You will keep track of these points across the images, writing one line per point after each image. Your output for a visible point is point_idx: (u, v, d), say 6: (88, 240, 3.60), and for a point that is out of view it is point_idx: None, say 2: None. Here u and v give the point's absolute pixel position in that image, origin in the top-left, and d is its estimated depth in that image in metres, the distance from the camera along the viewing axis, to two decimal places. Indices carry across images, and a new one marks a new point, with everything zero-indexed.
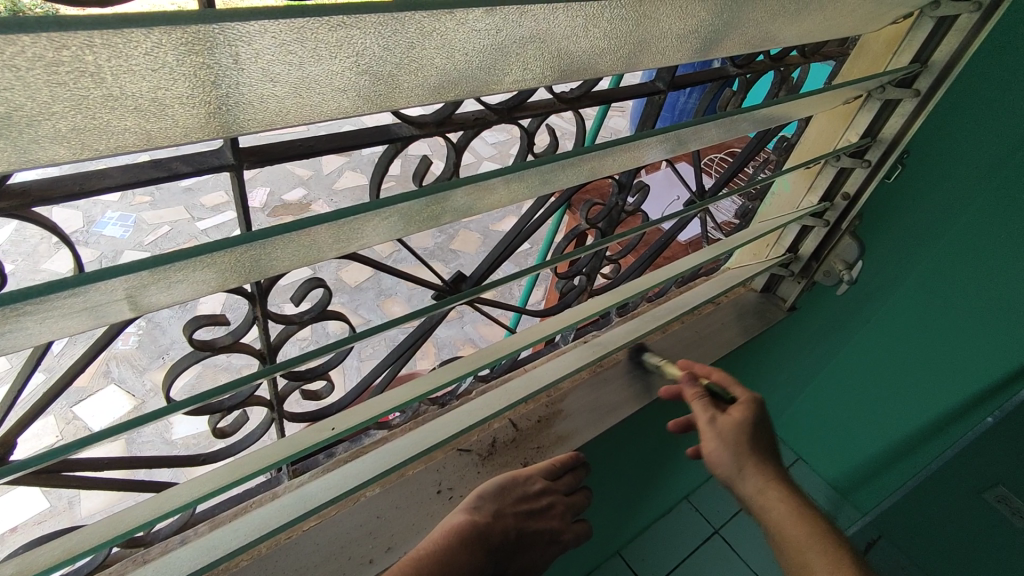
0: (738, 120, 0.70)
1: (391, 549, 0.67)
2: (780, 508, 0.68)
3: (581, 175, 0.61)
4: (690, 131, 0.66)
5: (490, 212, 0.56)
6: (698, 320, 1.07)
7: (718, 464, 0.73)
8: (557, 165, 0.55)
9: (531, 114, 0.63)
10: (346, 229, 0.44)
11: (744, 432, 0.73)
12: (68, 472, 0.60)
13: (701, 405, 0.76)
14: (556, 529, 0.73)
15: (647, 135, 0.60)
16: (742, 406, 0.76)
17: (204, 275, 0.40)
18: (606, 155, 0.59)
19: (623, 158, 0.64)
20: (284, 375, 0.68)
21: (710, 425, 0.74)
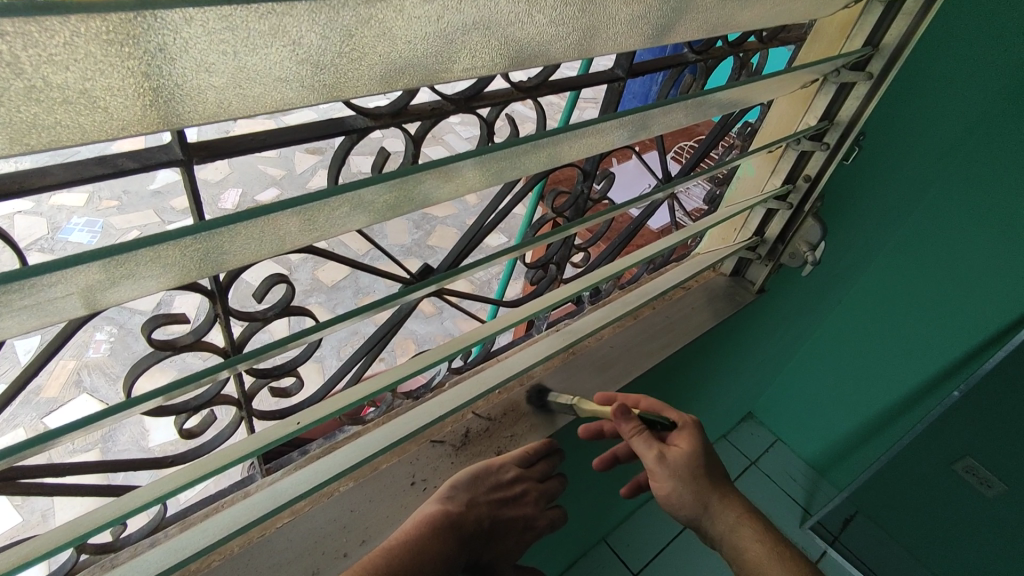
0: (698, 103, 0.71)
1: (366, 541, 0.67)
2: (755, 544, 0.71)
3: (543, 163, 0.62)
4: (650, 115, 0.67)
5: (451, 201, 0.56)
6: (669, 306, 1.08)
7: (678, 500, 0.74)
8: (515, 151, 0.55)
9: (489, 104, 0.63)
10: (303, 217, 0.44)
11: (693, 463, 0.74)
12: (25, 480, 0.59)
13: (644, 444, 0.75)
14: (530, 516, 0.73)
15: (605, 119, 0.60)
16: (685, 433, 0.77)
17: (154, 269, 0.39)
18: (566, 140, 0.60)
19: (585, 143, 0.64)
20: (250, 373, 0.67)
21: (663, 465, 0.74)
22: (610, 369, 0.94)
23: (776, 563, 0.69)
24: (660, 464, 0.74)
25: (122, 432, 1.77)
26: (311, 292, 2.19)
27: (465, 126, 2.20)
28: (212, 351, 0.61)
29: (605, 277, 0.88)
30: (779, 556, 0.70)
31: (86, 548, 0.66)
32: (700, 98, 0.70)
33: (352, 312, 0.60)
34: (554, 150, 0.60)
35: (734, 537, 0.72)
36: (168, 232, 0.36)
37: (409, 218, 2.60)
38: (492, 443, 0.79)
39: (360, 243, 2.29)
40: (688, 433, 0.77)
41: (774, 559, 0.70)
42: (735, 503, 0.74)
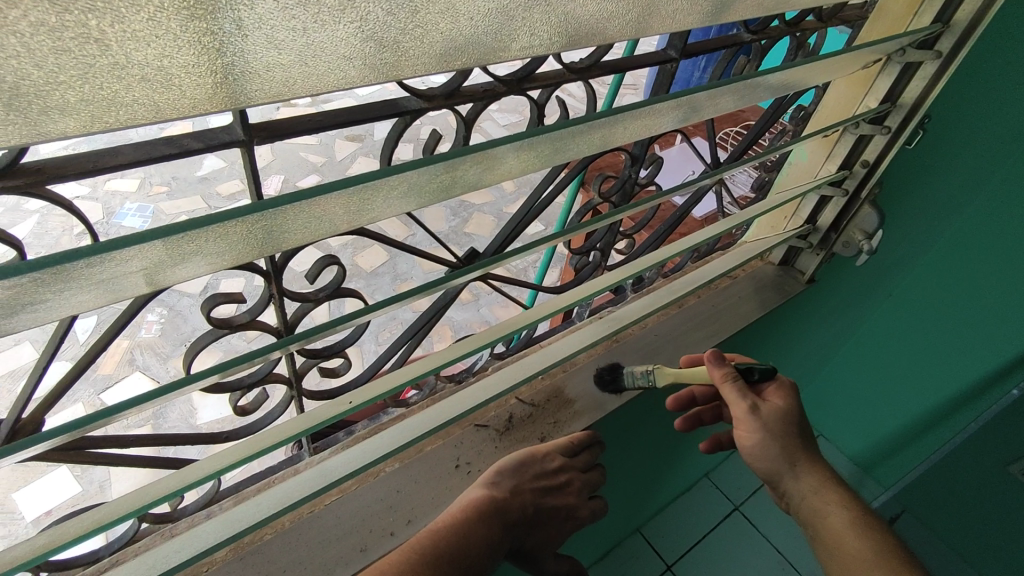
0: (753, 83, 0.68)
1: (411, 522, 0.68)
2: (837, 511, 0.71)
3: (594, 145, 0.61)
4: (703, 97, 0.65)
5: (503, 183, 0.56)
6: (714, 294, 1.06)
7: (762, 455, 0.75)
8: (568, 133, 0.54)
9: (540, 85, 0.62)
10: (357, 199, 0.44)
11: (785, 419, 0.75)
12: (91, 451, 0.62)
13: (738, 393, 0.74)
14: (571, 506, 0.73)
15: (659, 99, 0.58)
16: (778, 390, 0.77)
17: (217, 247, 0.40)
18: (620, 121, 0.58)
19: (638, 125, 0.63)
20: (301, 352, 0.69)
21: (755, 417, 0.73)
22: (653, 357, 0.93)
23: (857, 539, 0.68)
24: (752, 415, 0.74)
25: (172, 411, 1.84)
26: (351, 277, 2.22)
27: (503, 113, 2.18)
28: (266, 330, 0.62)
29: (651, 264, 0.87)
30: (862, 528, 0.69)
31: (147, 518, 0.69)
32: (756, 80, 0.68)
33: (400, 293, 0.60)
34: (608, 131, 0.59)
35: (814, 500, 0.72)
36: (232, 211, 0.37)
37: (447, 205, 2.61)
38: (535, 429, 0.79)
39: (399, 230, 2.32)
40: (782, 390, 0.78)
41: (854, 533, 0.69)
42: (818, 467, 0.74)
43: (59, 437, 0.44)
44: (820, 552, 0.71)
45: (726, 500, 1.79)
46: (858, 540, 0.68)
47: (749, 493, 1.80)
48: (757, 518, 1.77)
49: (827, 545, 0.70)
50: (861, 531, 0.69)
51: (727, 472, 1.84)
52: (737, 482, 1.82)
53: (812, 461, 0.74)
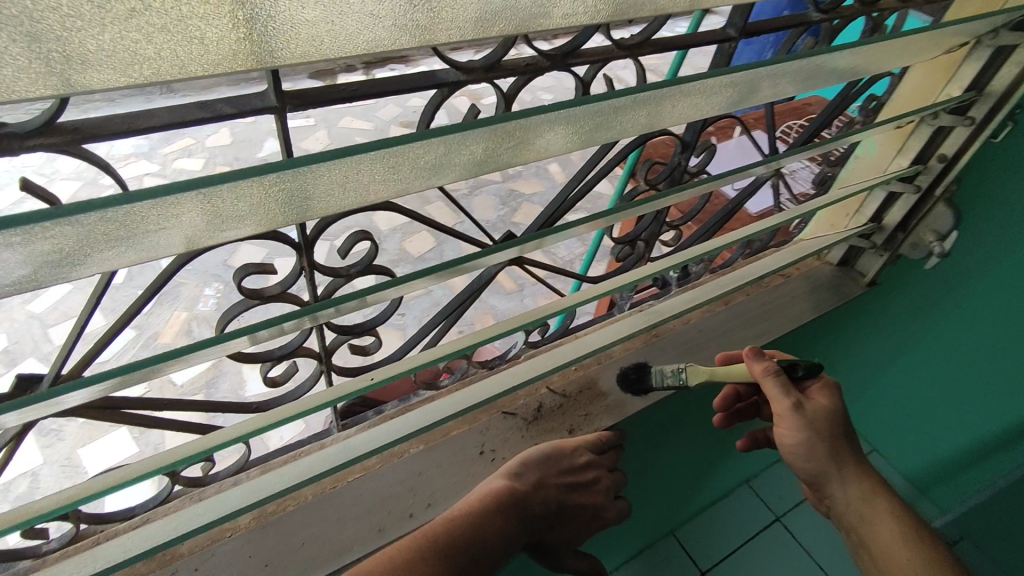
0: (820, 65, 0.63)
1: (431, 505, 0.67)
2: (887, 522, 0.67)
3: (642, 125, 0.57)
4: (763, 77, 0.60)
5: (542, 160, 0.53)
6: (764, 293, 1.00)
7: (807, 456, 0.69)
8: (613, 108, 0.51)
9: (587, 62, 0.59)
10: (384, 168, 0.42)
11: (830, 419, 0.69)
12: (127, 410, 0.63)
13: (782, 390, 0.69)
14: (596, 504, 0.70)
15: (714, 78, 0.54)
16: (823, 388, 0.72)
17: (241, 211, 0.39)
18: (670, 98, 0.55)
19: (690, 104, 0.59)
20: (332, 328, 0.68)
21: (800, 417, 0.68)
22: (694, 354, 0.88)
23: (908, 547, 0.65)
24: (797, 414, 0.68)
25: (223, 381, 1.89)
26: (398, 261, 2.24)
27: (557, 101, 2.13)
28: (297, 303, 0.62)
29: (697, 255, 0.82)
30: (911, 534, 0.66)
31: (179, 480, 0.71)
32: (824, 61, 0.62)
33: (429, 269, 0.59)
34: (656, 107, 0.55)
35: (863, 507, 0.68)
36: (253, 171, 0.36)
37: (496, 193, 2.59)
38: (565, 420, 0.77)
39: (447, 216, 2.32)
40: (826, 387, 0.72)
41: (905, 545, 0.65)
42: (867, 473, 0.70)
43: (86, 393, 0.45)
44: (861, 556, 0.68)
45: (766, 509, 1.72)
46: (909, 555, 0.64)
47: (793, 504, 1.72)
48: (799, 531, 1.69)
49: (874, 558, 0.67)
50: (913, 543, 0.65)
51: (770, 481, 1.77)
52: (780, 491, 1.74)
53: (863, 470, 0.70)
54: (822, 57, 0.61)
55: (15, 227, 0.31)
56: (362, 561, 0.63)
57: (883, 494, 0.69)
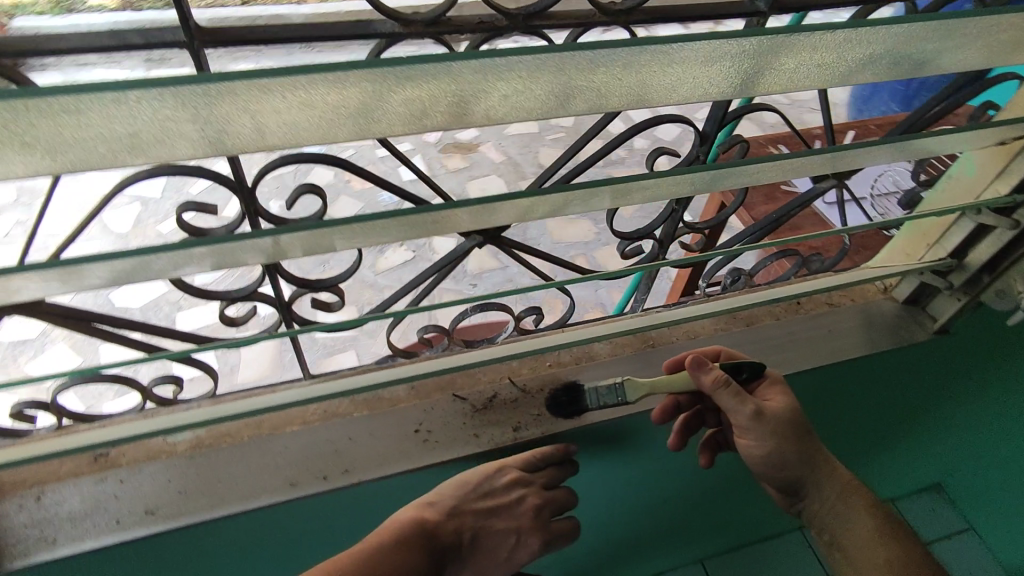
0: (867, 50, 0.50)
1: (348, 472, 0.66)
2: (857, 518, 0.64)
3: (622, 95, 0.48)
4: (780, 61, 0.49)
5: (475, 127, 0.48)
6: (800, 321, 0.87)
7: (774, 464, 0.65)
8: (576, 66, 0.43)
9: (560, 24, 0.51)
10: (254, 119, 0.40)
11: (792, 420, 0.64)
12: (99, 325, 0.68)
13: (736, 400, 0.62)
14: (521, 525, 0.67)
15: (708, 43, 0.44)
16: (776, 386, 0.66)
17: (93, 146, 0.38)
18: (637, 75, 0.46)
19: (687, 80, 0.49)
20: (290, 279, 0.68)
21: (762, 426, 0.62)
22: None
23: (887, 543, 0.63)
24: (756, 422, 0.62)
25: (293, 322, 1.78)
26: None
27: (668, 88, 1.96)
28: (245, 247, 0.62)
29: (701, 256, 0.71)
30: (891, 531, 0.64)
31: (151, 398, 0.76)
32: (868, 52, 0.50)
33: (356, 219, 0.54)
34: (621, 82, 0.46)
35: (836, 506, 0.65)
36: (90, 97, 0.34)
37: None
38: (517, 415, 0.72)
39: None
40: (780, 385, 0.66)
41: (878, 545, 0.63)
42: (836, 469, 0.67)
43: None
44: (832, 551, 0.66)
45: None
46: (880, 552, 0.63)
47: None
48: None
49: (842, 552, 0.65)
50: (886, 538, 0.63)
51: None
52: None
53: (835, 476, 0.66)
54: (863, 46, 0.50)
55: None
56: (276, 508, 0.64)
57: (854, 487, 0.66)
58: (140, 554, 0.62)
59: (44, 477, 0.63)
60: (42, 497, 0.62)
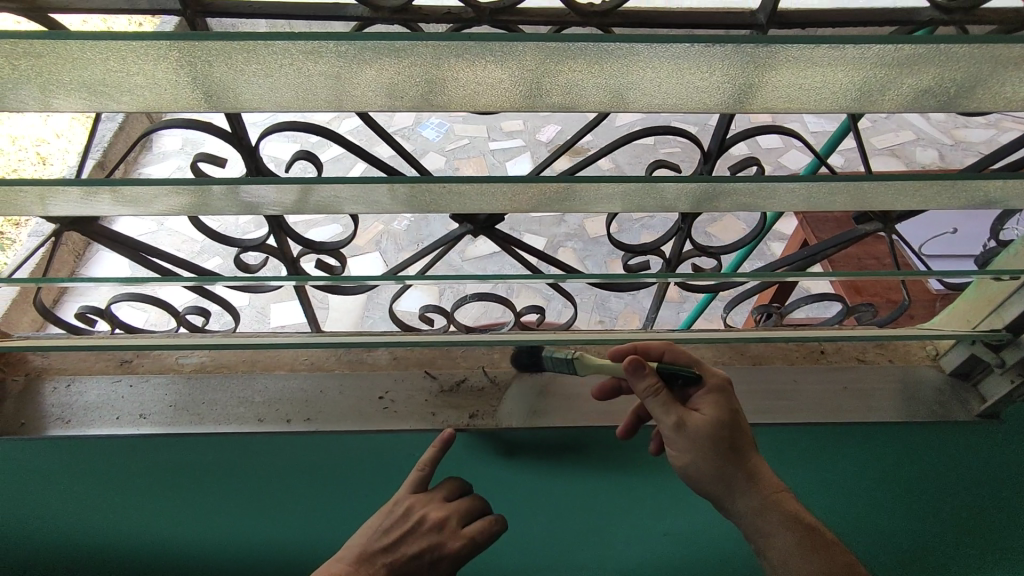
0: (866, 78, 0.44)
1: (309, 420, 0.72)
2: (785, 531, 0.59)
3: (582, 93, 0.47)
4: (757, 79, 0.44)
5: (445, 112, 0.49)
6: (818, 373, 0.78)
7: (700, 475, 0.63)
8: (526, 60, 0.42)
9: (524, 19, 0.63)
10: (203, 82, 0.44)
11: (718, 431, 0.63)
12: (146, 252, 0.83)
13: (660, 407, 0.65)
14: (435, 544, 0.63)
15: (664, 55, 0.41)
16: (709, 397, 0.66)
17: (76, 93, 0.45)
18: (600, 71, 0.43)
19: (654, 88, 0.46)
20: (297, 236, 0.75)
21: (679, 431, 0.64)
22: None
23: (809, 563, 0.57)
24: (677, 431, 0.64)
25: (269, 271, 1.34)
26: None
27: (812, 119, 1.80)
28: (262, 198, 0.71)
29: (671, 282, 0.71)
30: (816, 550, 0.58)
31: (184, 324, 0.87)
32: (872, 77, 0.44)
33: (330, 180, 0.56)
34: (582, 79, 0.45)
35: (761, 520, 0.60)
36: (50, 49, 0.39)
37: None
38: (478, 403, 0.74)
39: None
40: (716, 396, 0.66)
41: (807, 559, 0.58)
42: (768, 480, 0.62)
43: (29, 200, 0.58)
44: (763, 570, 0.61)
45: None
46: (810, 563, 0.57)
47: None
48: None
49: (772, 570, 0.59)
50: (815, 549, 0.58)
51: None
52: None
53: (764, 490, 0.61)
54: (861, 72, 0.44)
55: None
56: (245, 436, 0.72)
57: (785, 501, 0.61)
58: (133, 448, 0.72)
59: (76, 370, 0.75)
60: (72, 385, 0.73)
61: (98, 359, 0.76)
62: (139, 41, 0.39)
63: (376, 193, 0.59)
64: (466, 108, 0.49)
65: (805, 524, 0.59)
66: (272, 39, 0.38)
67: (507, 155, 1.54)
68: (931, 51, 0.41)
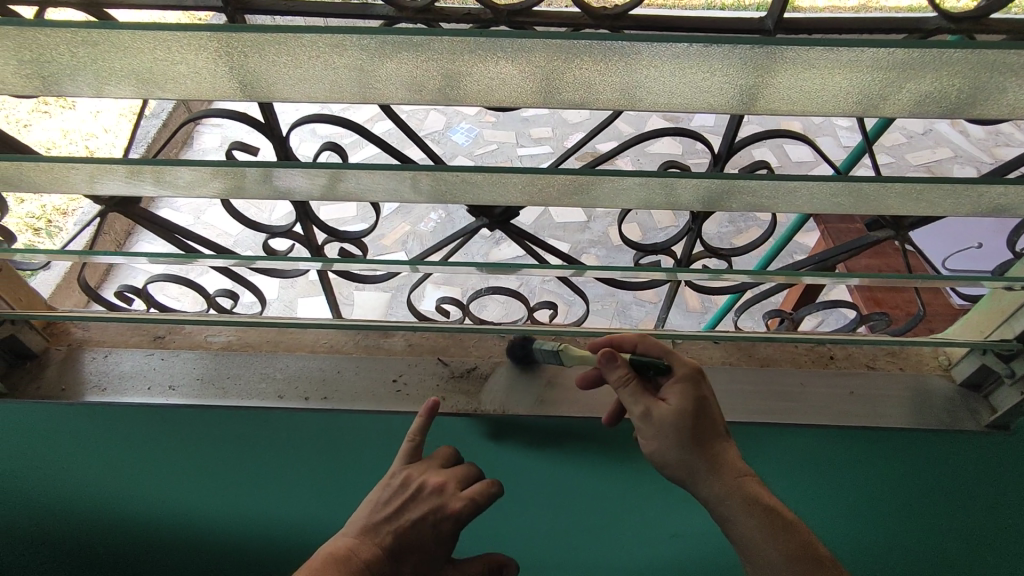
0: (866, 81, 0.46)
1: (326, 399, 0.75)
2: (747, 517, 0.61)
3: (591, 90, 0.49)
4: (758, 80, 0.46)
5: (462, 105, 0.52)
6: (826, 377, 0.79)
7: (666, 462, 0.66)
8: (536, 58, 0.45)
9: (538, 22, 0.67)
10: (239, 72, 0.47)
11: (683, 420, 0.65)
12: (181, 235, 0.89)
13: (630, 397, 0.67)
14: (436, 507, 0.66)
15: (666, 54, 0.43)
16: (676, 386, 0.68)
17: (125, 80, 0.49)
18: (608, 68, 0.46)
19: (660, 87, 0.49)
20: (322, 224, 0.80)
21: (645, 421, 0.66)
22: None
23: (772, 546, 0.60)
24: (644, 420, 0.67)
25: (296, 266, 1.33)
26: None
27: (846, 132, 1.78)
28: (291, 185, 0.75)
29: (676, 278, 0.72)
30: (778, 534, 0.60)
31: (214, 306, 0.92)
32: (871, 81, 0.46)
33: (353, 167, 0.59)
34: (591, 77, 0.47)
35: (727, 505, 0.62)
36: (104, 38, 0.43)
37: None
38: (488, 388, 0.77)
39: None
40: (682, 385, 0.68)
41: (768, 541, 0.60)
42: (735, 467, 0.64)
43: (78, 179, 0.63)
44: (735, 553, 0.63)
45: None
46: (773, 547, 0.60)
47: None
48: None
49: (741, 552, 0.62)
50: (778, 534, 0.61)
51: None
52: None
53: (733, 476, 0.63)
54: (860, 75, 0.45)
55: None
56: (265, 411, 0.76)
57: (751, 486, 0.63)
58: (161, 418, 0.77)
59: (113, 342, 0.79)
60: (109, 356, 0.78)
61: (134, 333, 0.81)
62: (183, 33, 0.43)
63: (396, 181, 0.62)
64: (482, 103, 0.52)
65: (768, 507, 0.62)
66: (302, 32, 0.42)
67: (534, 160, 1.57)
68: (927, 56, 0.42)
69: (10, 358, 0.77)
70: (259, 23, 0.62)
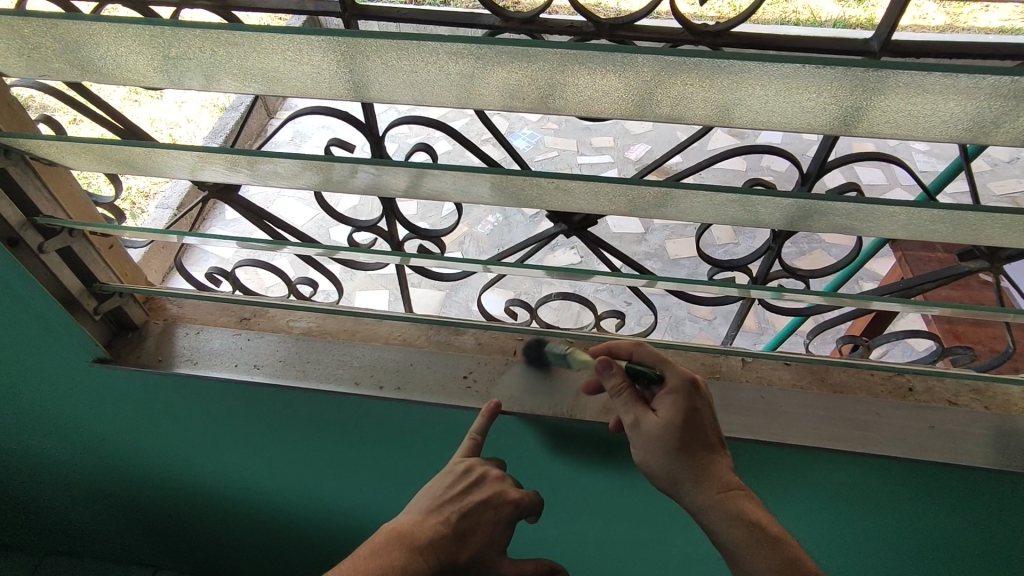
0: (984, 108, 0.45)
1: (399, 389, 0.78)
2: (732, 530, 0.63)
3: (689, 103, 0.50)
4: (865, 101, 0.46)
5: (561, 114, 0.53)
6: (903, 409, 0.76)
7: (654, 471, 0.67)
8: (639, 71, 0.46)
9: (637, 36, 0.68)
10: (355, 74, 0.50)
11: (670, 434, 0.65)
12: (268, 222, 0.94)
13: (623, 406, 0.68)
14: (493, 497, 0.69)
15: (775, 72, 0.44)
16: (668, 397, 0.67)
17: (250, 78, 0.53)
18: (711, 85, 0.46)
19: (761, 105, 0.49)
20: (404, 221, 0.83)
21: (633, 430, 0.67)
22: (743, 417, 0.76)
23: (754, 557, 0.63)
24: (633, 430, 0.67)
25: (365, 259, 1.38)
26: None
27: (925, 157, 1.70)
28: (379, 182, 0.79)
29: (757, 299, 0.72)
30: (767, 545, 0.63)
31: (292, 292, 0.97)
32: (986, 108, 0.45)
33: (444, 168, 0.62)
34: (692, 92, 0.48)
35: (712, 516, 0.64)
36: (242, 37, 0.47)
37: None
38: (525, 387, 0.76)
39: None
40: (674, 396, 0.67)
41: (755, 553, 0.63)
42: (722, 479, 0.65)
43: (191, 166, 0.68)
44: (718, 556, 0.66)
45: None
46: (759, 558, 0.63)
47: None
48: None
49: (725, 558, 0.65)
50: (763, 546, 0.63)
51: None
52: None
53: (727, 487, 0.65)
54: (976, 102, 0.44)
55: (114, 32, 0.49)
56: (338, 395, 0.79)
57: (740, 498, 0.65)
58: (241, 394, 0.81)
59: (204, 320, 0.85)
60: (200, 332, 0.83)
61: (223, 313, 0.86)
62: (316, 39, 0.47)
63: (483, 183, 0.64)
64: (580, 113, 0.54)
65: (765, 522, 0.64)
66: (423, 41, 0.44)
67: (599, 169, 1.57)
68: None
69: (113, 328, 0.84)
70: (371, 28, 0.66)
